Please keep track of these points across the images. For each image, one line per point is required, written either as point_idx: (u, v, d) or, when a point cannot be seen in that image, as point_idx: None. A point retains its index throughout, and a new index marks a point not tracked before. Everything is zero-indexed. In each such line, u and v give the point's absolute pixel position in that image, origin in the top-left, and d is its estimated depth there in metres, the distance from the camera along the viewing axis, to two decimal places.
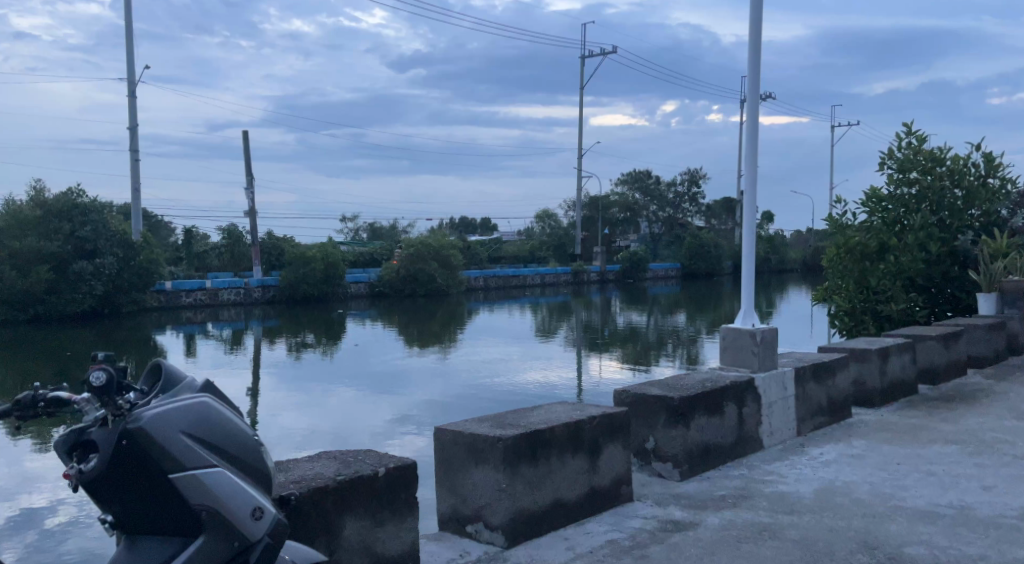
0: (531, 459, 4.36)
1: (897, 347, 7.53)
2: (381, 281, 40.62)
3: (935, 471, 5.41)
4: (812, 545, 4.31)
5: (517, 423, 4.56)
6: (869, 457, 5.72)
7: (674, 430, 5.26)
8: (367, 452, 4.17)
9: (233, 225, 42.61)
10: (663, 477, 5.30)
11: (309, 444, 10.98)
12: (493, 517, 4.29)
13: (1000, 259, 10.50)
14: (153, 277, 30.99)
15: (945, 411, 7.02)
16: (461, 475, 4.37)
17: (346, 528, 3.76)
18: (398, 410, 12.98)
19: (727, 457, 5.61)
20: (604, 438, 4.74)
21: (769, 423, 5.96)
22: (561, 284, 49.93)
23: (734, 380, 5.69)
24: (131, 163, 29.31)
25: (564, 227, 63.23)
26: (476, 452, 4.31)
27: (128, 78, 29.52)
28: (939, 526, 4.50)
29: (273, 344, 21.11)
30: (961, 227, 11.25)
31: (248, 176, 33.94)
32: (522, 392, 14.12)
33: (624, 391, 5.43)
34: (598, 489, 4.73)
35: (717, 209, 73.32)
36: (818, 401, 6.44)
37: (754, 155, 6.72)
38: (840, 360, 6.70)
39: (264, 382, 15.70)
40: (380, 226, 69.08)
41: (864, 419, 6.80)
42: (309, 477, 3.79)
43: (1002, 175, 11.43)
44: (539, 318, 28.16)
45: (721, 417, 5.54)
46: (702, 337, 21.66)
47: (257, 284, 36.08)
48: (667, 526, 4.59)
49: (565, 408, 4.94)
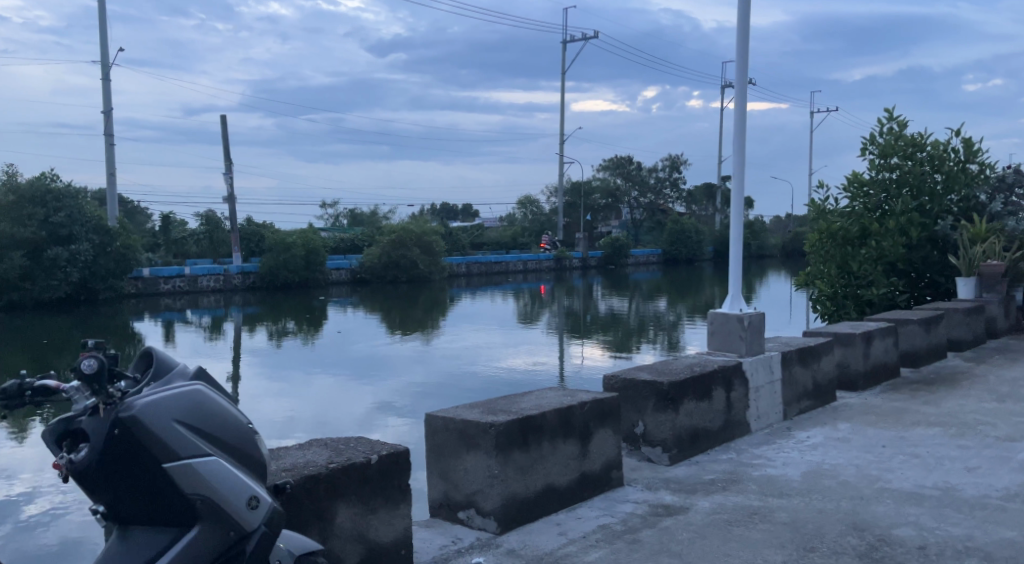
0: (522, 446, 4.37)
1: (880, 331, 7.60)
2: (363, 267, 40.71)
3: (919, 453, 5.46)
4: (802, 527, 4.34)
5: (508, 408, 4.55)
6: (855, 440, 5.77)
7: (662, 415, 5.28)
8: (359, 439, 4.17)
9: (212, 212, 42.35)
10: (652, 461, 5.33)
11: (291, 432, 10.95)
12: (485, 502, 4.30)
13: (979, 244, 10.64)
14: (130, 263, 30.74)
15: (927, 394, 7.09)
16: (453, 462, 4.37)
17: (339, 516, 3.75)
18: (379, 397, 12.97)
19: (715, 441, 5.64)
20: (594, 423, 4.75)
21: (756, 407, 5.99)
22: (543, 270, 49.96)
23: (722, 364, 5.72)
24: (106, 147, 29.04)
25: (546, 213, 63.22)
26: (467, 438, 4.31)
27: (102, 61, 29.19)
28: (926, 508, 4.55)
29: (254, 331, 21.03)
30: (940, 212, 11.34)
31: (227, 161, 33.68)
32: (505, 378, 14.14)
33: (613, 376, 5.44)
34: (589, 475, 4.74)
35: (698, 195, 73.60)
36: (804, 385, 6.48)
37: (742, 141, 6.71)
38: (825, 343, 6.74)
39: (244, 369, 15.62)
40: (360, 213, 68.85)
41: (848, 402, 6.86)
42: (301, 464, 3.78)
43: (981, 160, 11.52)
44: (521, 304, 28.19)
45: (709, 401, 5.57)
46: (684, 323, 21.71)
47: (236, 271, 35.85)
48: (658, 510, 4.61)
49: (555, 393, 4.95)
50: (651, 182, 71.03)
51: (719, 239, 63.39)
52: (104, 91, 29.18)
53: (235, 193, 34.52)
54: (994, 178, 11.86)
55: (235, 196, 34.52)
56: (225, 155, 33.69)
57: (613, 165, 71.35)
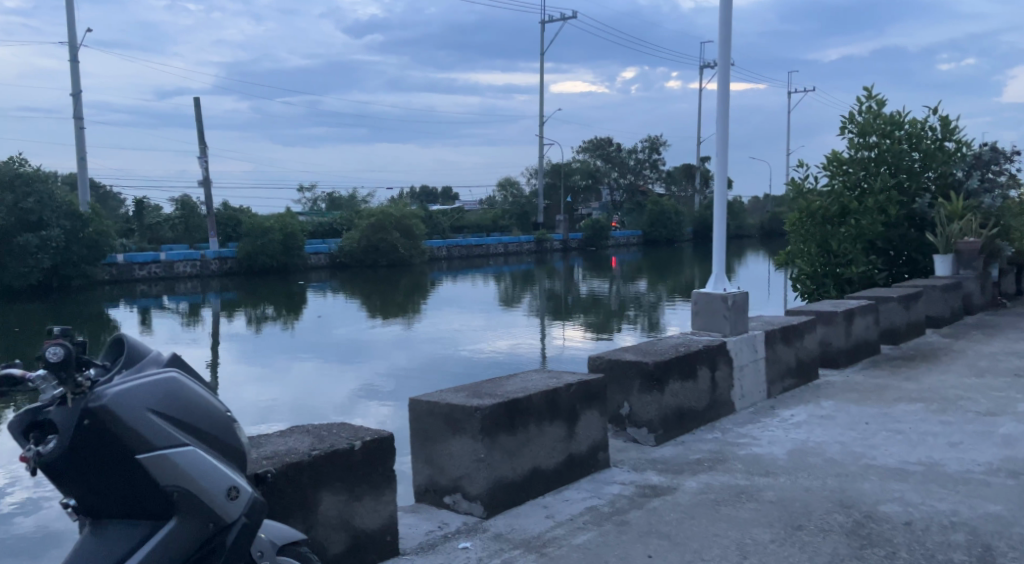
0: (509, 429, 4.37)
1: (861, 309, 7.65)
2: (342, 252, 40.55)
3: (904, 429, 5.51)
4: (788, 505, 4.38)
5: (493, 391, 4.55)
6: (839, 417, 5.82)
7: (648, 396, 5.29)
8: (342, 425, 4.16)
9: (188, 197, 42.09)
10: (638, 442, 5.35)
11: (273, 418, 10.90)
12: (471, 487, 4.30)
13: (956, 222, 10.73)
14: (104, 250, 30.40)
15: (908, 370, 7.16)
16: (438, 447, 4.38)
17: (322, 503, 3.74)
18: (361, 382, 12.94)
19: (701, 421, 5.67)
20: (581, 405, 4.77)
21: (741, 386, 6.03)
22: (524, 253, 49.95)
23: (706, 344, 5.74)
24: (76, 131, 28.72)
25: (526, 196, 63.13)
26: (453, 422, 4.30)
27: (70, 43, 28.87)
28: (910, 483, 4.60)
29: (233, 316, 20.93)
30: (918, 190, 11.43)
31: (201, 143, 33.40)
32: (487, 361, 14.16)
33: (599, 357, 5.45)
34: (576, 457, 4.76)
35: (677, 176, 73.86)
36: (787, 363, 6.53)
37: (725, 119, 6.72)
38: (808, 322, 6.78)
39: (224, 355, 15.54)
40: (339, 197, 68.56)
41: (830, 379, 6.91)
42: (283, 452, 3.76)
43: (959, 138, 11.60)
44: (502, 287, 28.19)
45: (694, 381, 5.60)
46: (664, 303, 21.78)
47: (213, 256, 35.60)
48: (645, 491, 4.64)
49: (541, 375, 4.95)
50: (630, 164, 71.09)
51: (698, 220, 63.55)
52: (72, 74, 28.85)
53: (211, 177, 34.26)
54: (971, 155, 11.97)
55: (210, 180, 34.25)
56: (200, 138, 33.42)
57: (593, 146, 71.29)
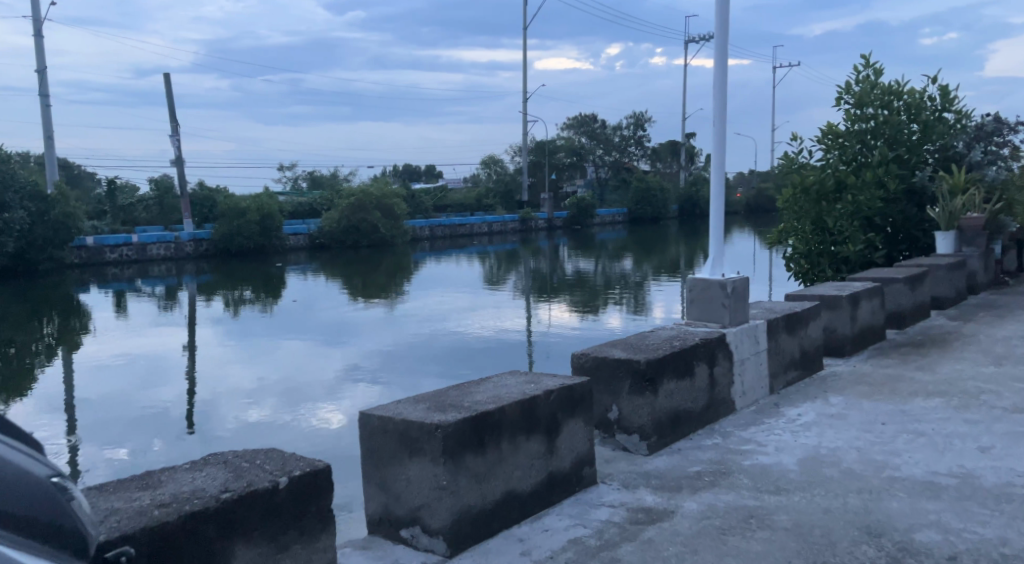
0: (477, 448, 4.06)
1: (867, 293, 7.52)
2: (321, 232, 40.26)
3: (925, 431, 5.33)
4: (807, 534, 4.13)
5: (460, 403, 4.25)
6: (851, 417, 5.64)
7: (638, 399, 5.04)
8: (269, 453, 3.80)
9: (163, 176, 41.73)
10: (629, 451, 5.13)
11: (254, 404, 10.78)
12: (432, 520, 4.01)
13: (959, 196, 10.54)
14: (71, 232, 29.95)
15: (918, 359, 7.03)
16: (394, 470, 4.08)
17: (236, 556, 3.36)
18: (345, 363, 12.79)
19: (698, 424, 5.45)
20: (561, 414, 4.48)
21: (742, 382, 5.83)
22: (508, 232, 49.77)
23: (705, 337, 5.49)
24: (42, 109, 28.30)
25: (511, 173, 62.97)
26: (410, 442, 4.01)
27: (34, 17, 28.38)
28: (946, 502, 4.38)
29: (211, 299, 20.76)
30: (918, 163, 11.31)
31: (173, 121, 32.97)
32: (475, 341, 14.08)
33: (584, 355, 5.17)
34: (557, 474, 4.49)
35: (663, 153, 74.08)
36: (791, 354, 6.37)
37: (723, 99, 6.46)
38: (812, 309, 6.60)
39: (203, 338, 15.39)
40: (319, 175, 68.14)
41: (836, 371, 6.75)
42: (185, 496, 3.35)
43: (958, 109, 11.49)
44: (487, 266, 28.13)
45: (691, 379, 5.35)
46: (650, 281, 21.79)
47: (188, 238, 35.21)
48: (640, 516, 4.38)
49: (517, 380, 4.67)
50: (616, 140, 71.10)
51: (683, 197, 63.75)
52: (36, 50, 28.36)
53: (183, 156, 33.83)
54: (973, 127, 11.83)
55: (183, 159, 33.82)
56: (171, 115, 33.00)
57: (578, 123, 71.01)
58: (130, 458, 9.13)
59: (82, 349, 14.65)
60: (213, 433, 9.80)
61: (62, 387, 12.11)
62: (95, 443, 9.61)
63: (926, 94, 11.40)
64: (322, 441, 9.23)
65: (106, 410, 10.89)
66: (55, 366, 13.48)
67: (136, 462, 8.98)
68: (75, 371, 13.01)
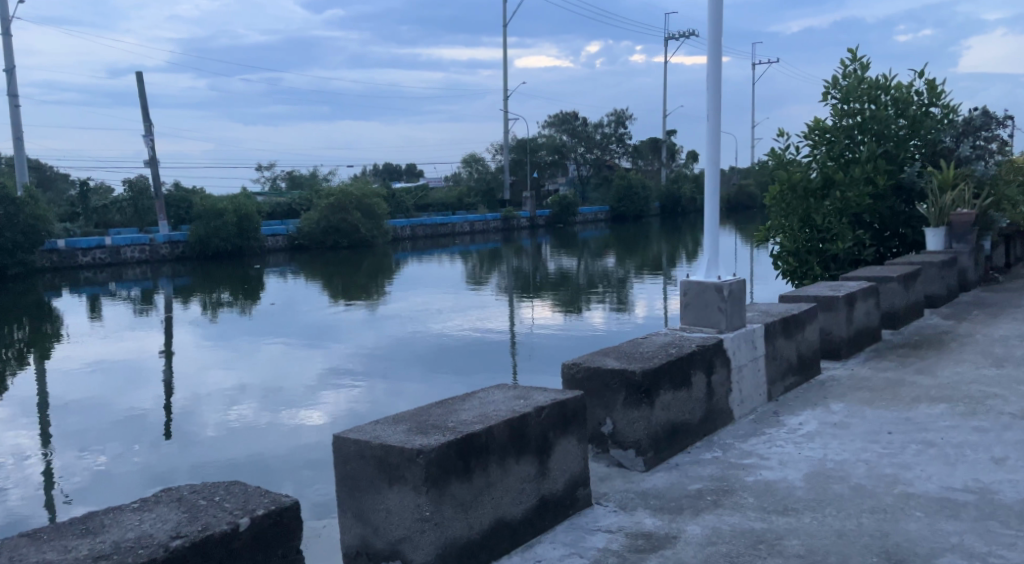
0: (462, 474, 3.91)
1: (862, 293, 7.48)
2: (301, 233, 40.01)
3: (934, 441, 5.20)
4: (820, 560, 3.97)
5: (443, 424, 4.09)
6: (854, 426, 5.50)
7: (633, 412, 4.87)
8: (229, 487, 3.69)
9: (138, 178, 41.37)
10: (624, 467, 4.96)
11: (236, 407, 10.66)
12: (413, 552, 3.84)
13: (948, 192, 10.57)
14: (42, 235, 29.61)
15: (918, 362, 6.95)
16: (371, 499, 3.91)
17: None
18: (328, 364, 12.68)
19: (696, 437, 5.29)
20: (552, 433, 4.33)
21: (740, 391, 5.69)
22: (491, 231, 49.61)
23: (702, 346, 5.33)
24: (11, 109, 27.95)
25: (492, 172, 62.85)
26: (389, 469, 3.85)
27: (2, 17, 28.01)
28: (965, 522, 4.24)
29: (188, 302, 20.53)
30: (906, 158, 11.32)
31: (146, 121, 32.65)
32: (459, 341, 13.93)
33: (575, 364, 5.00)
34: (549, 498, 4.33)
35: (644, 150, 74.23)
36: (788, 359, 6.25)
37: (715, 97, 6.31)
38: (810, 312, 6.50)
39: (181, 341, 15.22)
40: (298, 175, 67.83)
41: (835, 376, 6.65)
42: (131, 543, 3.24)
43: (946, 104, 11.50)
44: (470, 265, 28.03)
45: (688, 390, 5.19)
46: (634, 279, 21.70)
47: (163, 240, 34.89)
48: (639, 543, 4.22)
49: (504, 395, 4.51)
50: (597, 138, 71.07)
51: (665, 194, 63.81)
52: (5, 50, 27.99)
53: (158, 156, 33.50)
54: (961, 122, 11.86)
55: (157, 159, 33.50)
56: (144, 115, 32.69)
57: (558, 121, 70.87)
58: (108, 464, 8.99)
59: (55, 354, 14.43)
60: (193, 437, 9.67)
61: (36, 394, 11.90)
62: (71, 451, 9.45)
63: (913, 88, 11.39)
64: (305, 446, 9.07)
65: (84, 415, 10.74)
66: (29, 372, 13.26)
67: (113, 469, 8.80)
68: (49, 377, 12.80)
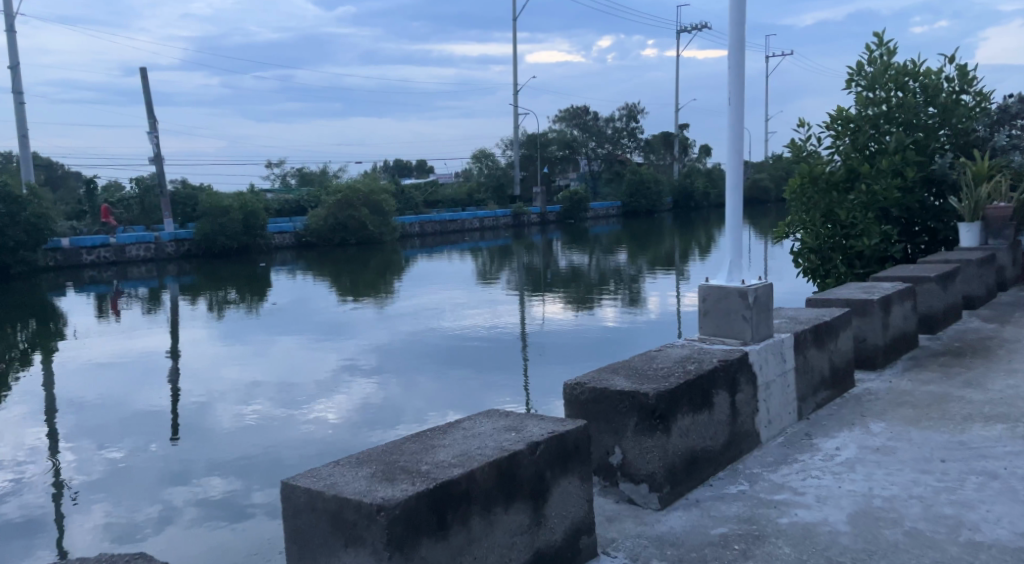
0: (435, 529, 3.68)
1: (900, 295, 7.29)
2: (308, 230, 39.91)
3: (993, 472, 4.99)
4: None
5: (415, 467, 3.87)
6: (900, 453, 5.29)
7: (646, 440, 4.69)
8: None
9: (144, 176, 41.35)
10: (637, 503, 4.78)
11: (252, 400, 10.65)
12: None
13: (984, 185, 10.36)
14: (44, 234, 29.56)
15: (964, 373, 6.76)
16: (327, 558, 3.71)
17: None
18: (341, 359, 12.62)
19: (715, 467, 5.09)
20: (548, 474, 4.10)
21: (768, 411, 5.50)
22: (501, 227, 49.45)
23: (726, 363, 5.12)
24: (16, 106, 27.95)
25: (502, 167, 62.69)
26: (347, 527, 3.63)
27: (7, 12, 28.00)
28: None
29: (194, 300, 20.43)
30: (937, 149, 11.10)
31: (151, 119, 32.60)
32: (472, 337, 13.84)
33: (581, 386, 4.84)
34: (545, 547, 4.11)
35: (656, 145, 74.06)
36: (821, 372, 6.07)
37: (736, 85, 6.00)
38: (842, 319, 6.30)
39: (186, 338, 15.15)
40: (308, 172, 67.83)
41: (871, 389, 6.45)
42: None
43: (978, 91, 11.27)
44: (480, 261, 27.94)
45: (708, 413, 4.99)
46: (646, 274, 21.51)
47: (168, 239, 34.87)
48: None
49: (493, 427, 4.29)
50: (608, 133, 70.89)
51: (677, 189, 63.45)
52: (10, 46, 27.96)
53: (163, 153, 33.46)
54: (994, 111, 11.65)
55: (163, 156, 33.47)
56: (149, 112, 32.63)
57: (570, 115, 70.92)
58: (127, 457, 8.95)
59: (61, 353, 14.34)
60: (208, 431, 9.61)
61: (44, 391, 11.85)
62: (85, 445, 9.42)
63: (943, 74, 11.16)
64: (323, 440, 8.98)
65: (97, 411, 10.71)
66: (35, 371, 13.18)
67: (127, 465, 8.70)
68: (57, 374, 12.76)
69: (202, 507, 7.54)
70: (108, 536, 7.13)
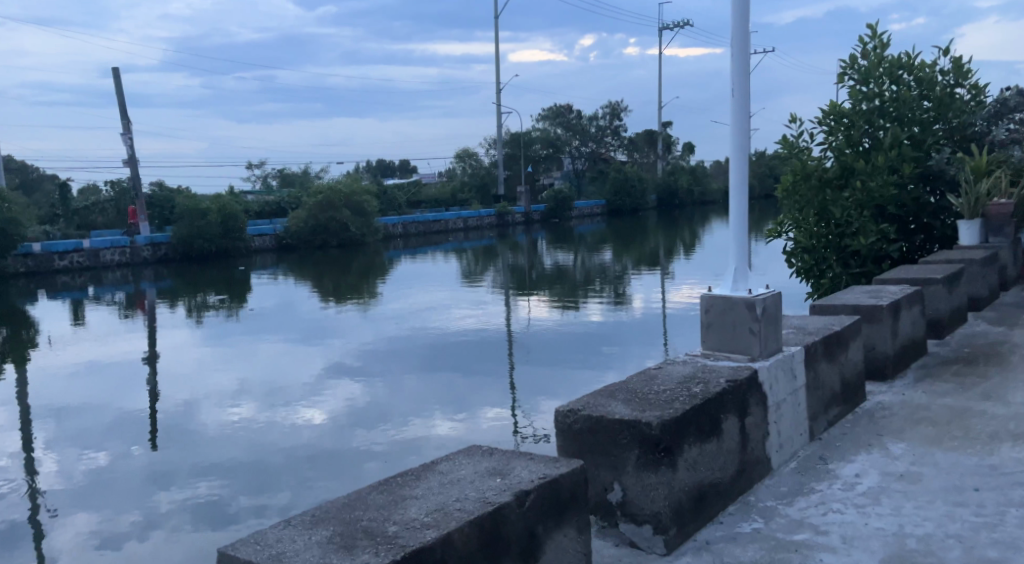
0: None
1: (908, 301, 7.20)
2: (288, 232, 39.59)
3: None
4: None
5: (379, 529, 3.61)
6: (928, 481, 5.16)
7: (648, 476, 4.51)
8: None
9: (118, 179, 40.97)
10: (639, 548, 4.58)
11: (235, 404, 10.49)
12: None
13: (982, 180, 10.31)
14: (13, 240, 29.22)
15: (980, 385, 6.67)
16: None
17: None
18: (325, 362, 12.46)
19: (719, 502, 4.91)
20: (540, 528, 3.88)
21: (778, 435, 5.37)
22: (484, 227, 49.31)
23: (733, 386, 4.97)
24: None
25: (485, 166, 62.53)
26: None
27: None
28: None
29: (172, 305, 20.27)
30: (933, 144, 11.04)
31: (124, 121, 32.30)
32: (458, 338, 13.72)
33: (575, 415, 4.67)
34: None
35: (639, 143, 74.21)
36: (831, 386, 5.96)
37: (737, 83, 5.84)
38: (850, 331, 6.19)
39: (162, 343, 14.93)
40: (288, 174, 67.52)
41: (887, 405, 6.34)
42: None
43: (972, 84, 11.22)
44: (464, 262, 27.85)
45: (711, 444, 4.81)
46: (631, 273, 21.48)
47: (144, 243, 34.58)
48: None
49: (475, 471, 4.07)
50: (591, 131, 70.98)
51: (661, 187, 63.60)
52: None
53: (137, 155, 33.17)
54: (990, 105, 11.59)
55: (137, 158, 33.17)
56: (122, 113, 32.31)
57: (552, 114, 71.07)
58: (107, 465, 8.76)
59: (33, 361, 14.11)
60: (192, 436, 9.45)
61: (19, 399, 11.62)
62: (63, 454, 9.21)
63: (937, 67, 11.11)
64: (312, 444, 8.83)
65: (75, 418, 10.52)
66: (8, 379, 12.98)
67: (110, 475, 8.48)
68: (32, 383, 12.53)
69: (188, 518, 7.30)
70: (88, 549, 6.89)
